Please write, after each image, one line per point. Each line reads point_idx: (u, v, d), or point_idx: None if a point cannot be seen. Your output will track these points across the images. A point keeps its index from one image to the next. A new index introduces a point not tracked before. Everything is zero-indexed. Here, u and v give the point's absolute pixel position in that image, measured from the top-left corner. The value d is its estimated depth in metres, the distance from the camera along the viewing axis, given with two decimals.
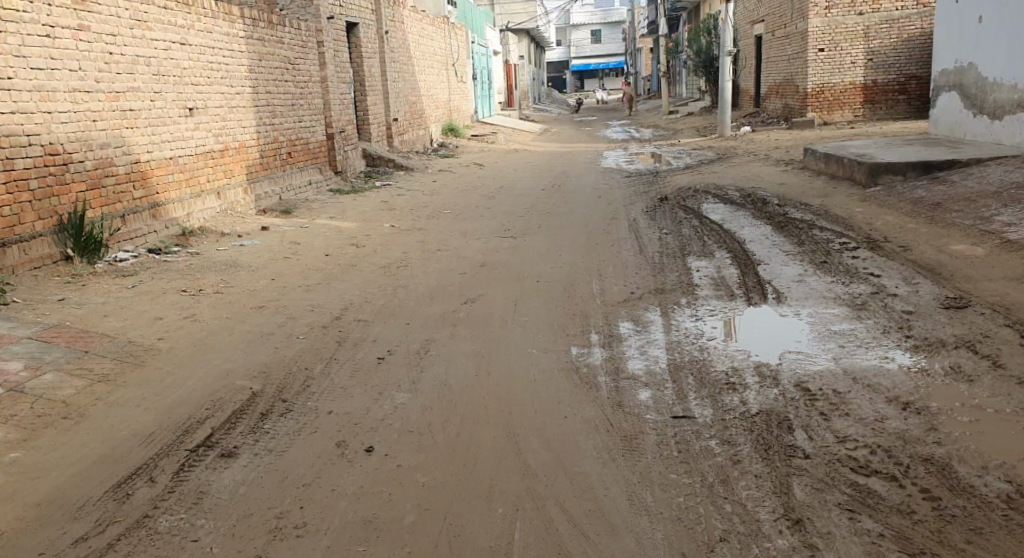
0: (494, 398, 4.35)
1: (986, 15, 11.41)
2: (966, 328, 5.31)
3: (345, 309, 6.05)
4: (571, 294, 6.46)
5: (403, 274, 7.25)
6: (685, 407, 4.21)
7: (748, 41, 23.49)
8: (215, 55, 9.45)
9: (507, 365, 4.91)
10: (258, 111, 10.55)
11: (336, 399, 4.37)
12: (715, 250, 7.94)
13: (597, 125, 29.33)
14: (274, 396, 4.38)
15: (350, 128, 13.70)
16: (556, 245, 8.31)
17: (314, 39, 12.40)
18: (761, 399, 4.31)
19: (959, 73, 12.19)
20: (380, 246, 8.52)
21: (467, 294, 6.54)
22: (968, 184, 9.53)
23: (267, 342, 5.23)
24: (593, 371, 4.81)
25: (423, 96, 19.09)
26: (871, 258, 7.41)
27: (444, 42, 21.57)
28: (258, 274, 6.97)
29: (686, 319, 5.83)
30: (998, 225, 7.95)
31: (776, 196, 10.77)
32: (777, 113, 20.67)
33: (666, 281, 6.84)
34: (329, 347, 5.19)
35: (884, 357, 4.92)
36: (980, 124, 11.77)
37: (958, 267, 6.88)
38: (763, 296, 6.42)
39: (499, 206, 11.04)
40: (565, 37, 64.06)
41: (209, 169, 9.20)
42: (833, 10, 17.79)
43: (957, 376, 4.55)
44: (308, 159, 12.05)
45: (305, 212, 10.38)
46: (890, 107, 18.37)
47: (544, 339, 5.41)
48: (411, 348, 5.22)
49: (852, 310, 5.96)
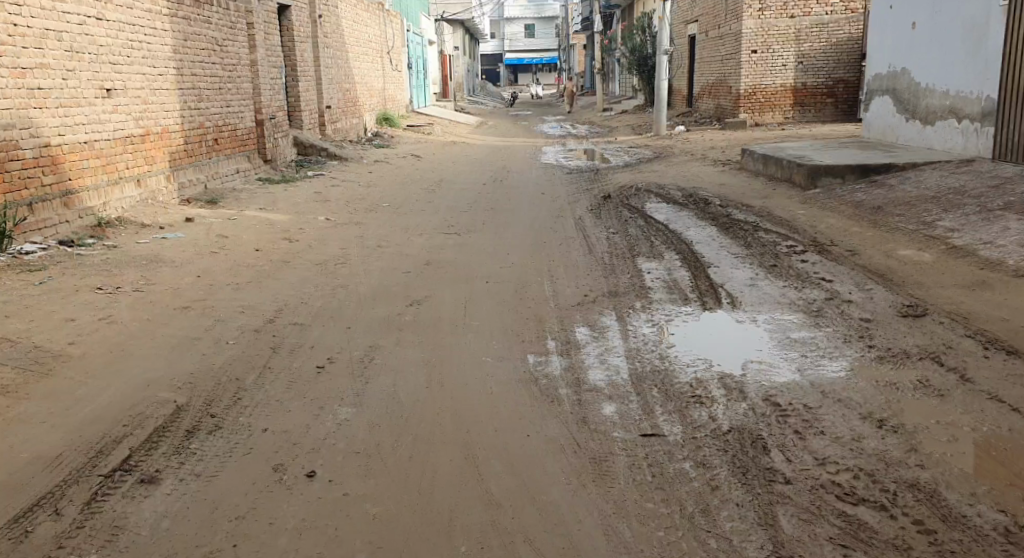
0: (447, 413, 4.02)
1: (920, 21, 11.48)
2: (928, 338, 5.15)
3: (279, 312, 5.61)
4: (521, 297, 6.14)
5: (342, 272, 6.84)
6: (653, 424, 3.94)
7: (682, 41, 23.54)
8: (135, 32, 8.81)
9: (459, 376, 4.57)
10: (183, 94, 9.94)
11: (272, 415, 3.97)
12: (664, 251, 7.73)
13: (534, 120, 29.10)
14: (202, 411, 3.95)
15: (281, 115, 13.13)
16: (502, 244, 7.98)
17: (244, 21, 11.80)
18: (732, 415, 4.07)
19: (893, 78, 12.28)
20: (315, 241, 8.05)
21: (412, 295, 6.16)
22: (907, 189, 9.53)
23: (194, 347, 4.77)
24: (552, 382, 4.51)
25: (358, 85, 18.58)
26: (821, 262, 7.29)
27: (379, 30, 21.02)
28: (182, 271, 6.46)
29: (642, 325, 5.56)
30: (941, 230, 7.92)
31: (719, 196, 10.65)
32: (710, 113, 20.73)
33: (619, 283, 6.58)
34: (263, 356, 4.77)
35: (850, 369, 4.74)
36: (912, 129, 11.85)
37: (909, 273, 6.79)
38: (717, 301, 6.21)
39: (438, 200, 10.66)
40: (498, 31, 63.76)
41: (128, 155, 8.58)
42: (766, 12, 17.89)
43: (927, 391, 4.37)
44: (235, 146, 11.45)
45: (233, 203, 9.83)
46: (819, 110, 18.52)
47: (497, 346, 5.08)
48: (354, 357, 4.84)
49: (809, 317, 5.79)
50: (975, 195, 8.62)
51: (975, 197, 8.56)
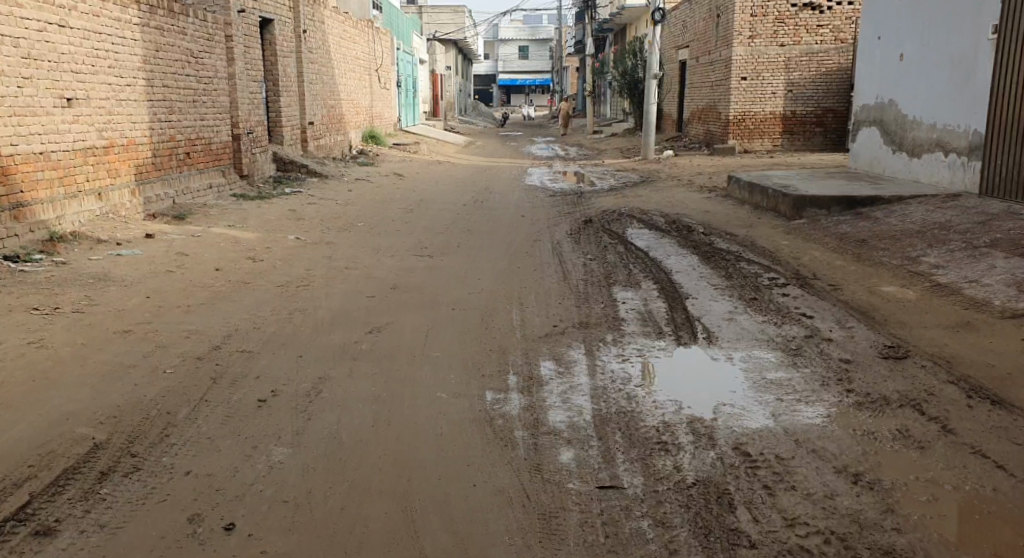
0: (391, 458, 3.76)
1: (907, 52, 11.34)
2: (910, 383, 4.87)
3: (227, 337, 5.33)
4: (487, 326, 5.85)
5: (302, 295, 6.55)
6: (612, 475, 3.67)
7: (673, 66, 23.45)
8: (102, 41, 8.55)
9: (410, 414, 4.28)
10: (153, 106, 9.66)
11: (197, 455, 3.76)
12: (642, 280, 7.47)
13: (524, 141, 28.90)
14: (120, 450, 3.77)
15: (260, 129, 12.84)
16: (474, 268, 7.70)
17: (222, 32, 11.54)
18: (697, 466, 3.80)
19: (880, 109, 12.12)
20: (280, 261, 7.76)
21: (373, 322, 5.87)
22: (893, 222, 9.31)
23: (125, 378, 4.52)
24: (509, 423, 4.22)
25: (344, 101, 18.33)
26: (802, 296, 7.04)
27: (367, 47, 20.79)
28: (131, 291, 6.17)
29: (612, 360, 5.28)
30: (925, 267, 7.69)
31: (702, 224, 10.41)
32: (699, 139, 20.56)
33: (591, 314, 6.30)
34: (201, 387, 4.51)
35: (826, 415, 4.46)
36: (899, 161, 11.66)
37: (892, 311, 6.54)
38: (692, 336, 5.93)
39: (414, 220, 10.38)
40: (492, 52, 63.79)
41: (89, 166, 8.30)
42: (756, 39, 17.77)
43: (907, 442, 4.10)
44: (209, 161, 11.17)
45: (201, 219, 9.54)
46: (808, 138, 18.38)
47: (455, 381, 4.79)
48: (300, 390, 4.56)
49: (786, 356, 5.52)
50: (961, 231, 8.41)
51: (961, 233, 8.35)
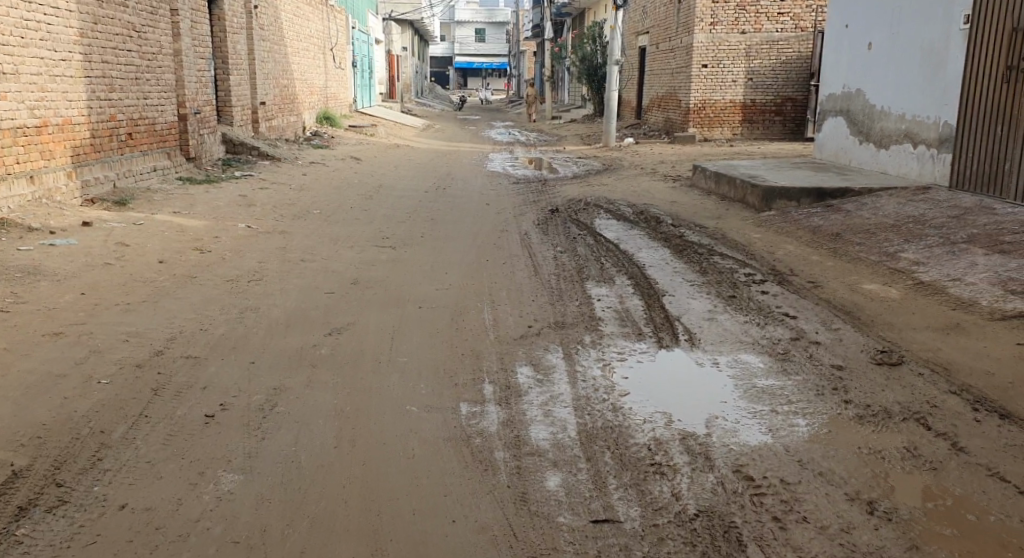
0: (359, 486, 3.35)
1: (876, 42, 11.11)
2: (909, 394, 4.54)
3: (171, 341, 4.85)
4: (457, 327, 5.41)
5: (254, 290, 6.06)
6: (605, 506, 3.32)
7: (633, 52, 23.10)
8: (32, 12, 7.98)
9: (376, 431, 3.86)
10: (92, 83, 9.02)
11: (136, 485, 3.29)
12: (616, 275, 7.07)
13: (482, 125, 28.38)
14: (44, 479, 3.29)
15: (208, 110, 12.19)
16: (438, 261, 7.24)
17: (167, 6, 10.87)
18: (697, 493, 3.46)
19: (847, 99, 11.90)
20: (230, 251, 7.25)
21: (333, 322, 5.40)
22: (865, 215, 9.07)
23: (53, 390, 4.04)
24: (487, 442, 3.81)
25: (297, 81, 17.66)
26: (782, 293, 6.63)
27: (321, 25, 20.07)
28: (64, 287, 5.66)
29: (592, 365, 4.87)
30: (905, 263, 7.41)
31: (671, 215, 10.09)
32: (659, 126, 20.28)
33: (566, 313, 5.84)
34: (140, 401, 4.03)
35: (827, 430, 4.11)
36: (867, 152, 11.45)
37: (876, 309, 6.23)
38: (673, 338, 5.49)
39: (373, 208, 9.89)
40: (448, 34, 62.95)
41: (18, 147, 7.77)
42: (717, 26, 17.50)
43: (918, 462, 3.81)
44: (153, 142, 10.54)
45: (145, 205, 8.97)
46: (768, 127, 18.20)
47: (424, 391, 4.36)
48: (253, 403, 4.11)
49: (775, 362, 5.09)
50: (936, 225, 8.18)
51: (937, 227, 8.12)
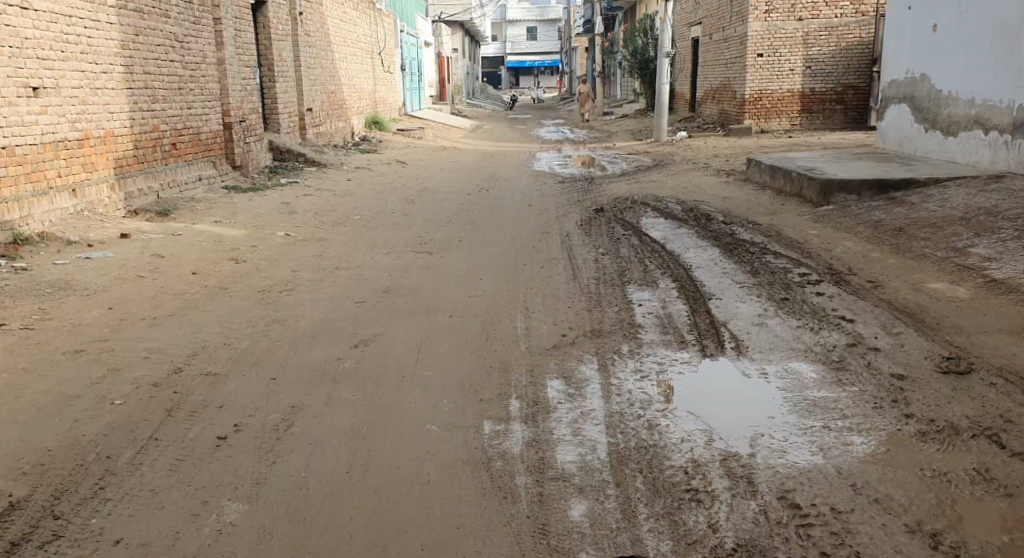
0: (367, 517, 3.25)
1: (942, 23, 10.52)
2: (979, 408, 4.13)
3: (192, 356, 4.71)
4: (488, 337, 5.15)
5: (284, 301, 5.89)
6: (633, 539, 3.15)
7: (686, 44, 22.56)
8: (73, 25, 7.98)
9: (394, 454, 3.66)
10: (134, 94, 9.02)
11: (135, 516, 3.23)
12: (659, 278, 6.72)
13: (533, 124, 28.07)
14: (41, 511, 3.26)
15: (254, 117, 12.16)
16: (476, 267, 7.00)
17: (210, 15, 10.86)
18: (737, 523, 3.23)
19: (911, 85, 11.30)
20: (265, 261, 7.13)
21: (361, 334, 5.20)
22: (931, 208, 8.53)
23: (66, 413, 3.96)
24: (509, 465, 3.59)
25: (345, 86, 17.62)
26: (838, 295, 6.22)
27: (368, 29, 20.00)
28: (92, 302, 5.59)
29: (630, 378, 4.56)
30: (975, 259, 6.91)
31: (722, 212, 9.67)
32: (714, 119, 19.73)
33: (604, 320, 5.55)
34: (153, 421, 3.91)
35: (885, 450, 3.73)
36: (933, 140, 10.84)
37: (943, 309, 5.77)
38: (718, 346, 5.13)
39: (415, 212, 9.72)
40: (501, 33, 62.87)
41: (61, 161, 7.78)
42: (773, 14, 16.93)
43: (989, 488, 3.45)
44: (198, 151, 10.54)
45: (187, 215, 8.94)
46: (828, 117, 17.54)
47: (448, 407, 4.12)
48: (269, 422, 3.94)
49: (829, 371, 4.70)
50: (1010, 217, 7.64)
51: (1011, 219, 7.57)
